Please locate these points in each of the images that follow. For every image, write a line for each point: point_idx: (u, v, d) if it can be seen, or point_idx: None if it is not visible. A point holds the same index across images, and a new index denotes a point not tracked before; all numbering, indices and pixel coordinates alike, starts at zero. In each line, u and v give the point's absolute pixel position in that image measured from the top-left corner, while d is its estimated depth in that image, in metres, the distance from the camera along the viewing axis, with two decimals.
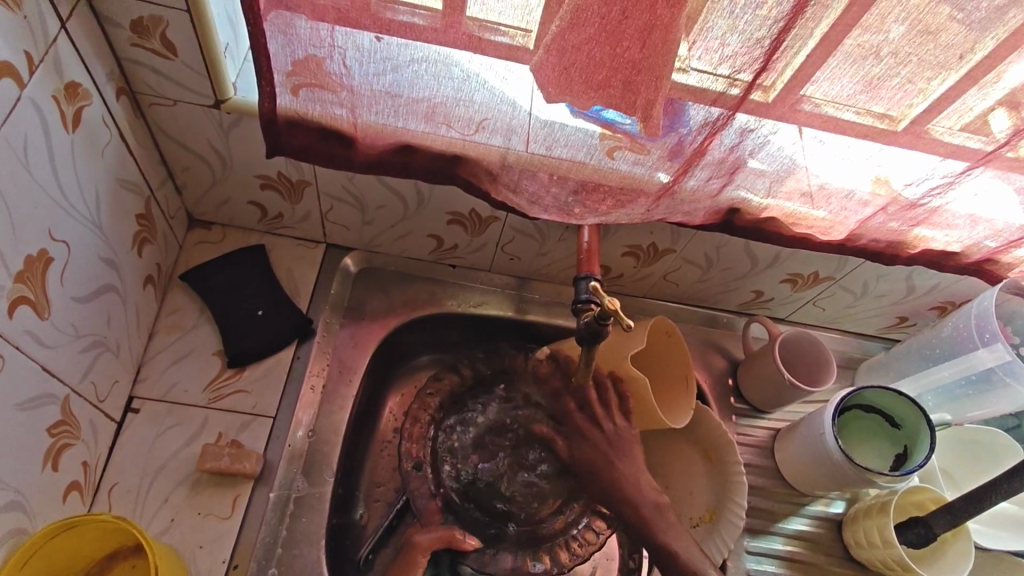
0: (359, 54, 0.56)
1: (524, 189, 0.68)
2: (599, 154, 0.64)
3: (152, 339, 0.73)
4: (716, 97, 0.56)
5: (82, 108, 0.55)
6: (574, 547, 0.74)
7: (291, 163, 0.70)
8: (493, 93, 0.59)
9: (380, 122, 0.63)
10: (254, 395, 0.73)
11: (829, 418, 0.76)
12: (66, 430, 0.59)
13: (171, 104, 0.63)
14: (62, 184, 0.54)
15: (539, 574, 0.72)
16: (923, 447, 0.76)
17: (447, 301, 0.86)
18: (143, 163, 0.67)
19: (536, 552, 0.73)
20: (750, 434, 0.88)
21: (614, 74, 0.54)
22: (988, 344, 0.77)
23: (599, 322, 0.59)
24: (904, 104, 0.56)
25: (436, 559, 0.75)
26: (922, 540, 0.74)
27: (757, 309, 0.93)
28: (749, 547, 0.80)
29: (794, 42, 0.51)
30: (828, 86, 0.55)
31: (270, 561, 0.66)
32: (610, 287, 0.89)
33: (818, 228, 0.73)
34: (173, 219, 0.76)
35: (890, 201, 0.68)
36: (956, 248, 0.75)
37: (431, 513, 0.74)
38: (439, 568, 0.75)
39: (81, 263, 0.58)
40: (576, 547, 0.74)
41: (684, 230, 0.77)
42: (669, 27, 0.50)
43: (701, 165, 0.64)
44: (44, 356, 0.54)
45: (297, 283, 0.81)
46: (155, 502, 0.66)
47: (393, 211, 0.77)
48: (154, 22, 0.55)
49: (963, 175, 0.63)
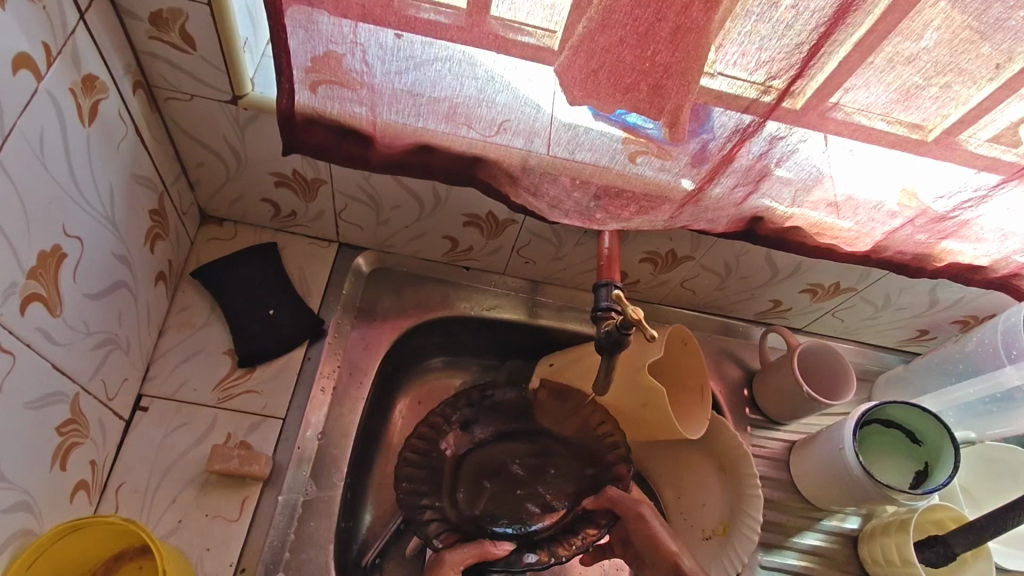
0: (381, 52, 0.55)
1: (545, 192, 0.67)
2: (623, 159, 0.62)
3: (163, 336, 0.72)
4: (748, 104, 0.54)
5: (99, 102, 0.54)
6: (573, 539, 0.68)
7: (307, 161, 0.69)
8: (516, 95, 0.58)
9: (400, 121, 0.61)
10: (264, 396, 0.72)
11: (849, 433, 0.75)
12: (74, 429, 0.57)
13: (188, 99, 0.62)
14: (76, 175, 0.53)
15: (535, 563, 0.66)
16: (947, 465, 0.74)
17: (459, 304, 0.85)
18: (158, 159, 0.65)
19: (533, 547, 0.68)
20: (764, 446, 0.86)
21: (643, 78, 0.52)
22: (1015, 361, 0.76)
23: (620, 331, 0.57)
24: (938, 115, 0.54)
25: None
26: (941, 559, 0.73)
27: (775, 318, 0.91)
28: (763, 562, 0.79)
29: (830, 49, 0.49)
30: (862, 94, 0.53)
31: (277, 565, 0.65)
32: (625, 294, 0.88)
33: (843, 239, 0.71)
34: (186, 215, 0.75)
35: (918, 213, 0.66)
36: (983, 262, 0.73)
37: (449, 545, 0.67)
38: None
39: (94, 259, 0.57)
40: (575, 541, 0.68)
41: (705, 238, 0.75)
42: (702, 31, 0.48)
43: (728, 172, 0.63)
44: (54, 354, 0.53)
45: (309, 282, 0.80)
46: (162, 503, 0.65)
47: (409, 212, 0.76)
48: (173, 14, 0.53)
49: (997, 189, 0.62)
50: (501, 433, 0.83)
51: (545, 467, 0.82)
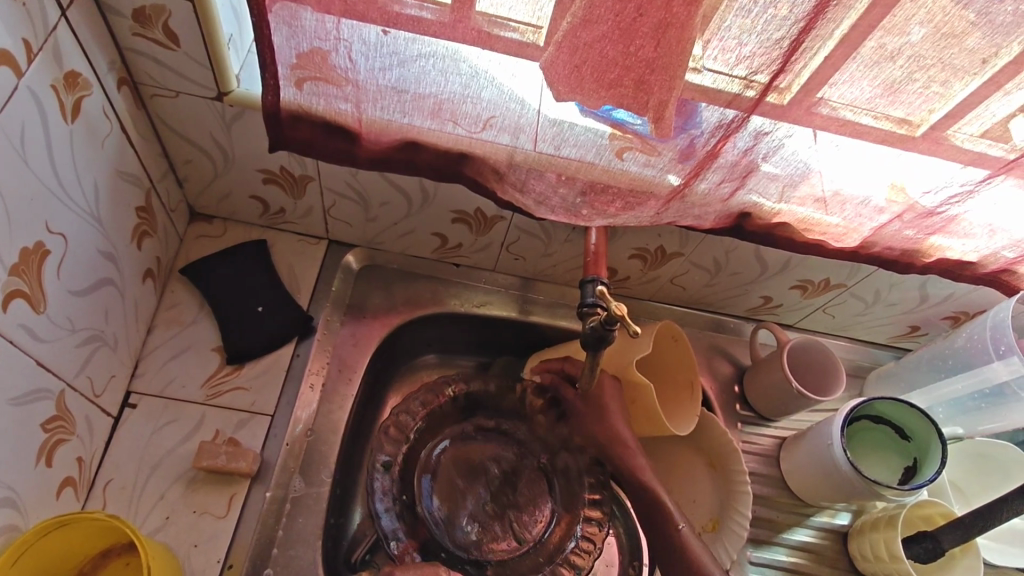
0: (365, 48, 0.55)
1: (531, 189, 0.67)
2: (608, 155, 0.62)
3: (152, 333, 0.72)
4: (732, 99, 0.54)
5: (82, 99, 0.54)
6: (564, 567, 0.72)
7: (294, 158, 0.69)
8: (501, 91, 0.57)
9: (385, 118, 0.61)
10: (253, 393, 0.72)
11: (838, 429, 0.75)
12: (60, 425, 0.58)
13: (173, 96, 0.62)
14: (59, 174, 0.53)
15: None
16: (934, 460, 0.74)
17: (449, 301, 0.85)
18: (144, 156, 0.65)
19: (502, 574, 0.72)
20: (754, 442, 0.86)
21: (627, 73, 0.52)
22: (1004, 357, 0.75)
23: (605, 327, 0.57)
24: (924, 109, 0.54)
25: None
26: (929, 554, 0.72)
27: (765, 315, 0.91)
28: (752, 558, 0.79)
29: (813, 43, 0.49)
30: (846, 89, 0.53)
31: (265, 561, 0.65)
32: (615, 290, 0.88)
33: (831, 235, 0.71)
34: (175, 212, 0.75)
35: (906, 208, 0.66)
36: (972, 257, 0.73)
37: (405, 551, 0.68)
38: None
39: (79, 256, 0.57)
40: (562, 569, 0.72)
41: (693, 234, 0.75)
42: (685, 26, 0.48)
43: (713, 168, 0.63)
44: (39, 351, 0.53)
45: (299, 279, 0.80)
46: (149, 500, 0.65)
47: (397, 209, 0.76)
48: (156, 11, 0.53)
49: (983, 184, 0.61)
50: (493, 437, 0.83)
51: (520, 478, 0.82)
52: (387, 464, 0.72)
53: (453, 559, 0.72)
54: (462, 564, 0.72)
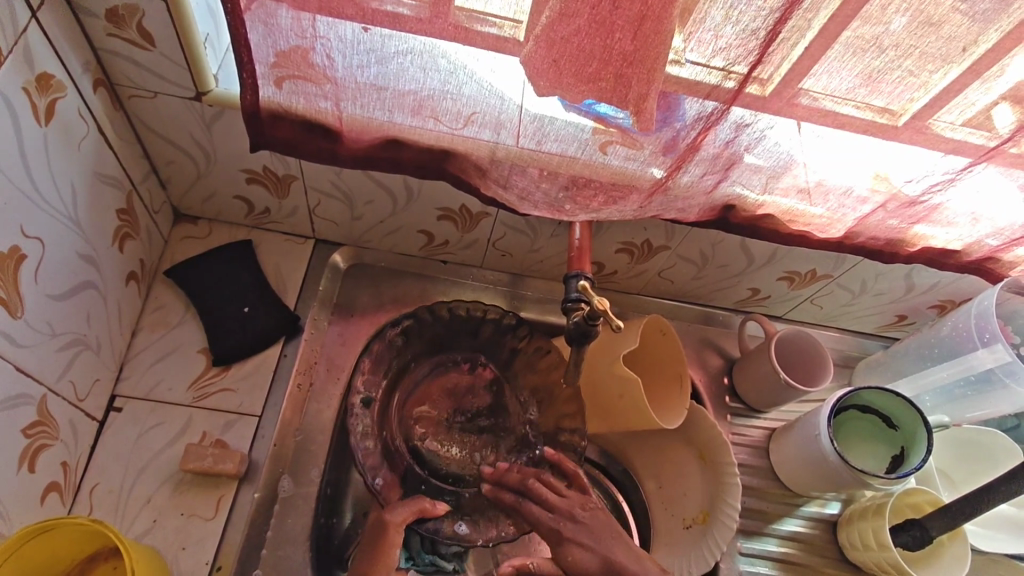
0: (343, 45, 0.54)
1: (514, 184, 0.67)
2: (591, 149, 0.62)
3: (136, 336, 0.72)
4: (711, 91, 0.54)
5: (56, 101, 0.53)
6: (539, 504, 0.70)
7: (276, 157, 0.68)
8: (481, 86, 0.57)
9: (365, 115, 0.61)
10: (240, 394, 0.72)
11: (825, 419, 0.75)
12: (43, 430, 0.57)
13: (152, 96, 0.61)
14: (35, 178, 0.53)
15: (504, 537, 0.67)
16: (921, 448, 0.75)
17: (438, 298, 0.85)
18: (124, 157, 0.65)
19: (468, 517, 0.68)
20: (745, 434, 0.87)
21: (606, 67, 0.52)
22: (988, 345, 0.76)
23: (588, 323, 0.57)
24: (905, 99, 0.54)
25: (409, 540, 0.73)
26: (918, 542, 0.73)
27: (754, 307, 0.92)
28: (742, 549, 0.80)
29: (791, 34, 0.49)
30: (826, 79, 0.53)
31: (254, 562, 0.65)
32: (604, 285, 0.88)
33: (815, 226, 0.71)
34: (158, 214, 0.74)
35: (889, 198, 0.66)
36: (957, 246, 0.73)
37: (388, 490, 0.67)
38: (412, 550, 0.73)
39: (57, 261, 0.57)
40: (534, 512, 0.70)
41: (679, 227, 0.75)
42: (661, 18, 0.48)
43: (695, 161, 0.63)
44: (17, 356, 0.53)
45: (285, 279, 0.80)
46: (137, 503, 0.65)
47: (382, 207, 0.75)
48: (129, 11, 0.53)
49: (965, 172, 0.62)
50: (466, 371, 0.77)
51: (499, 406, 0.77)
52: (366, 400, 0.68)
53: (433, 490, 0.70)
54: (442, 494, 0.70)
